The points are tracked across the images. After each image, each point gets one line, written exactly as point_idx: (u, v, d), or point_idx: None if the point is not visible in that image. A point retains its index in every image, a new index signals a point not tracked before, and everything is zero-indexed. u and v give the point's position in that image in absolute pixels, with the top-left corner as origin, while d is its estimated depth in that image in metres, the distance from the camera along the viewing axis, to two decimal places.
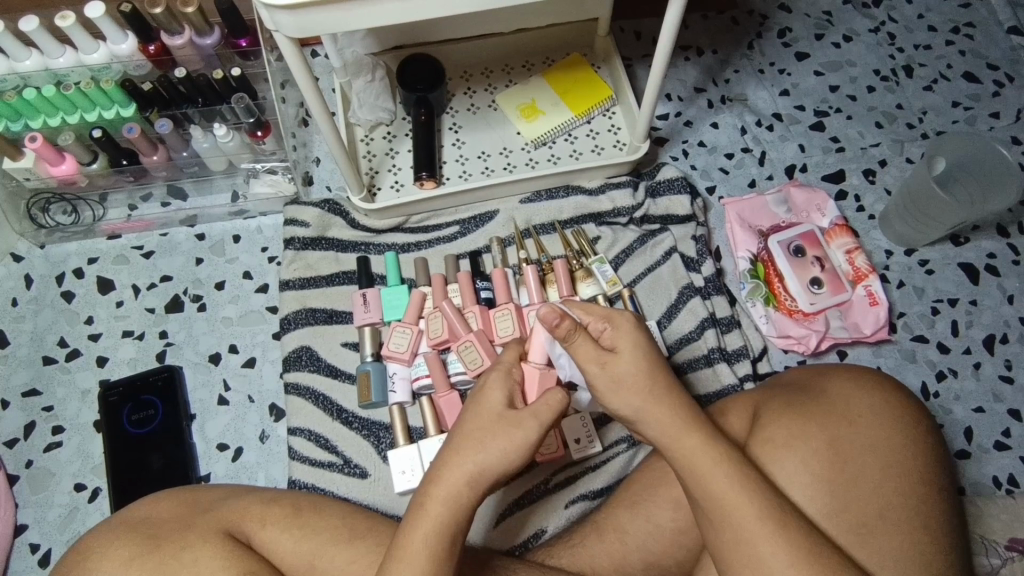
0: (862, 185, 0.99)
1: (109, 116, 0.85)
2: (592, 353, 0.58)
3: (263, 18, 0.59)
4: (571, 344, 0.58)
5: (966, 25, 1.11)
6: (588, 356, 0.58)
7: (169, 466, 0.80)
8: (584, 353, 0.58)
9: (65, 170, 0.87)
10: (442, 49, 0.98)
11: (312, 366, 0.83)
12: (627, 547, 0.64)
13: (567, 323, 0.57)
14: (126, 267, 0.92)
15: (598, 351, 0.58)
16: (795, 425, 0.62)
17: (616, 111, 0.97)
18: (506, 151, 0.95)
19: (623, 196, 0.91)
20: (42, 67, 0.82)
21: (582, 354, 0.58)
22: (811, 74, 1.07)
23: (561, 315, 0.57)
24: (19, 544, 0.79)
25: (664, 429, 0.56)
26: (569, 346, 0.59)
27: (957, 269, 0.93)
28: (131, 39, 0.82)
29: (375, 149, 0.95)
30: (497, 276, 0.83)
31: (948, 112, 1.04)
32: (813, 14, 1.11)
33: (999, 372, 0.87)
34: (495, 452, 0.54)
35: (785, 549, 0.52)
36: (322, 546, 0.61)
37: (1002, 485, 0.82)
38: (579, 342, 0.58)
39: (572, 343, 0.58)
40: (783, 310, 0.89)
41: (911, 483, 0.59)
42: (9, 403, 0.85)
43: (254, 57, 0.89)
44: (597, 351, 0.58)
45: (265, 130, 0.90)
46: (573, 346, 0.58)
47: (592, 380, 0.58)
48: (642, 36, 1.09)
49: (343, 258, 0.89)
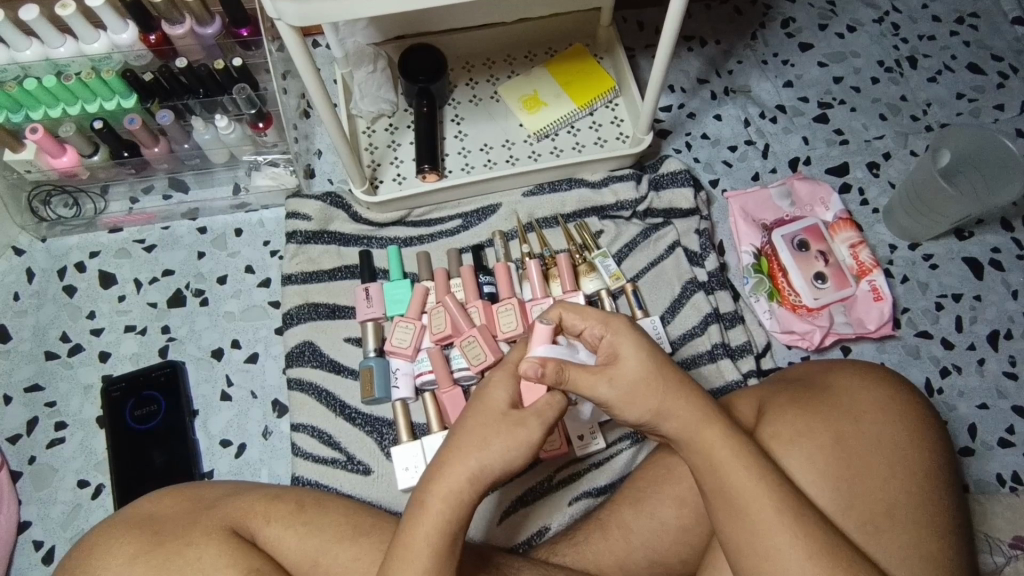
0: (865, 178, 0.98)
1: (110, 107, 0.84)
2: (595, 379, 0.57)
3: (266, 7, 0.58)
4: (568, 379, 0.56)
5: (971, 15, 1.10)
6: (593, 382, 0.57)
7: (171, 462, 0.80)
8: (587, 382, 0.57)
9: (66, 162, 0.87)
10: (443, 39, 0.97)
11: (314, 361, 0.83)
12: (632, 544, 0.64)
13: (550, 369, 0.55)
14: (127, 261, 0.92)
15: (597, 370, 0.57)
16: (802, 420, 0.62)
17: (619, 103, 0.96)
18: (508, 143, 0.95)
19: (626, 189, 0.91)
20: (43, 57, 0.81)
21: (584, 384, 0.57)
22: (815, 64, 1.06)
23: (541, 364, 0.55)
24: (23, 540, 0.79)
25: (679, 422, 0.57)
26: (569, 382, 0.57)
27: (961, 263, 0.93)
28: (131, 28, 0.82)
29: (376, 141, 0.94)
30: (500, 271, 0.83)
31: (953, 103, 1.03)
32: (817, 4, 1.10)
33: (1003, 368, 0.87)
34: (508, 458, 0.54)
35: (801, 542, 0.52)
36: (326, 544, 0.61)
37: (1005, 482, 0.82)
38: (575, 374, 0.57)
39: (569, 378, 0.56)
40: (787, 305, 0.88)
41: (918, 479, 0.59)
42: (12, 399, 0.85)
43: (256, 47, 0.88)
44: (597, 370, 0.57)
45: (267, 122, 0.89)
46: (573, 383, 0.57)
47: (607, 399, 0.57)
48: (645, 26, 1.08)
49: (345, 252, 0.89)
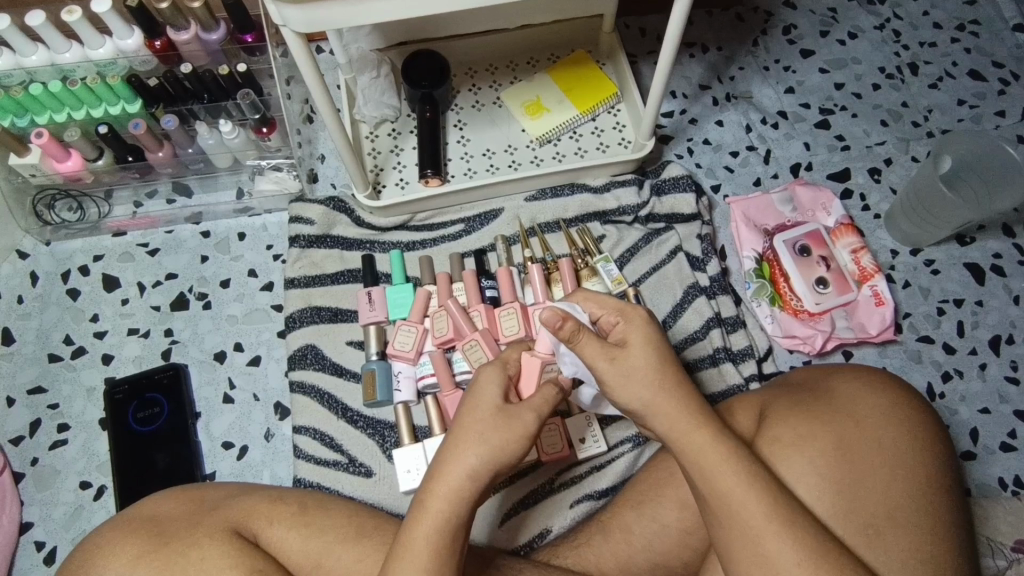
0: (867, 184, 0.98)
1: (115, 112, 0.85)
2: (599, 351, 0.58)
3: (271, 13, 0.59)
4: (577, 345, 0.59)
5: (972, 22, 1.10)
6: (596, 354, 0.58)
7: (173, 464, 0.80)
8: (590, 351, 0.58)
9: (70, 167, 0.87)
10: (447, 45, 0.98)
11: (317, 365, 0.83)
12: (633, 547, 0.64)
13: (568, 325, 0.57)
14: (131, 264, 0.92)
15: (604, 347, 0.58)
16: (803, 425, 0.62)
17: (622, 109, 0.97)
18: (510, 148, 0.95)
19: (627, 194, 0.91)
20: (49, 62, 0.82)
21: (589, 354, 0.59)
22: (816, 71, 1.06)
23: (562, 317, 0.57)
24: (24, 542, 0.79)
25: (669, 424, 0.57)
26: (575, 346, 0.59)
27: (963, 268, 0.93)
28: (137, 34, 0.82)
29: (379, 146, 0.95)
30: (502, 275, 0.83)
31: (954, 110, 1.04)
32: (818, 11, 1.10)
33: (1004, 372, 0.87)
34: (497, 448, 0.54)
35: (793, 548, 0.52)
36: (329, 546, 0.61)
37: (1008, 486, 0.82)
38: (584, 341, 0.59)
39: (578, 343, 0.58)
40: (789, 309, 0.89)
41: (918, 485, 0.59)
42: (15, 401, 0.85)
43: (260, 53, 0.88)
44: (605, 346, 0.59)
45: (270, 127, 0.89)
46: (578, 346, 0.59)
47: (604, 375, 0.58)
48: (647, 33, 1.08)
49: (347, 256, 0.89)
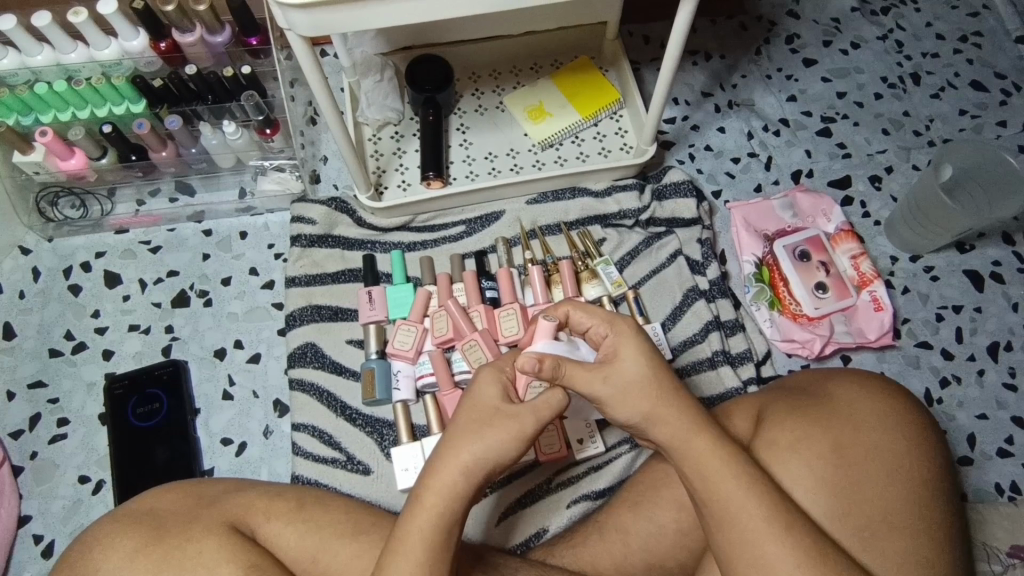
0: (867, 191, 0.99)
1: (119, 112, 0.86)
2: (591, 377, 0.58)
3: (278, 17, 0.59)
4: (563, 376, 0.58)
5: (974, 34, 1.11)
6: (588, 381, 0.58)
7: (172, 460, 0.80)
8: (579, 379, 0.58)
9: (74, 165, 0.88)
10: (452, 50, 0.99)
11: (317, 362, 0.84)
12: (629, 547, 0.64)
13: (548, 366, 0.55)
14: (133, 262, 0.93)
15: (593, 371, 0.58)
16: (800, 428, 0.62)
17: (624, 114, 0.97)
18: (512, 151, 0.96)
19: (629, 198, 0.92)
20: (55, 62, 0.83)
21: (580, 383, 0.58)
22: (818, 80, 1.07)
23: (540, 359, 0.55)
24: (22, 535, 0.79)
25: (670, 431, 0.57)
26: (562, 376, 0.58)
27: (962, 275, 0.93)
28: (143, 36, 0.83)
29: (382, 149, 0.95)
30: (502, 276, 0.84)
31: (955, 119, 1.04)
32: (820, 21, 1.11)
33: (1003, 379, 0.87)
34: (496, 450, 0.54)
35: (791, 551, 0.52)
36: (326, 541, 0.62)
37: (1004, 492, 0.82)
38: (571, 371, 0.58)
39: (564, 374, 0.58)
40: (788, 314, 0.89)
41: (915, 489, 0.59)
42: (15, 395, 0.86)
43: (265, 56, 0.89)
44: (594, 368, 0.58)
45: (273, 128, 0.90)
46: (568, 377, 0.58)
47: (601, 397, 0.58)
48: (650, 40, 1.09)
49: (349, 256, 0.90)
